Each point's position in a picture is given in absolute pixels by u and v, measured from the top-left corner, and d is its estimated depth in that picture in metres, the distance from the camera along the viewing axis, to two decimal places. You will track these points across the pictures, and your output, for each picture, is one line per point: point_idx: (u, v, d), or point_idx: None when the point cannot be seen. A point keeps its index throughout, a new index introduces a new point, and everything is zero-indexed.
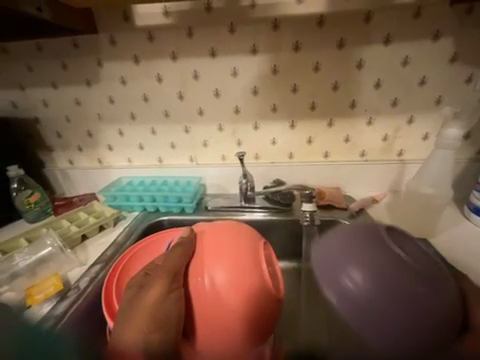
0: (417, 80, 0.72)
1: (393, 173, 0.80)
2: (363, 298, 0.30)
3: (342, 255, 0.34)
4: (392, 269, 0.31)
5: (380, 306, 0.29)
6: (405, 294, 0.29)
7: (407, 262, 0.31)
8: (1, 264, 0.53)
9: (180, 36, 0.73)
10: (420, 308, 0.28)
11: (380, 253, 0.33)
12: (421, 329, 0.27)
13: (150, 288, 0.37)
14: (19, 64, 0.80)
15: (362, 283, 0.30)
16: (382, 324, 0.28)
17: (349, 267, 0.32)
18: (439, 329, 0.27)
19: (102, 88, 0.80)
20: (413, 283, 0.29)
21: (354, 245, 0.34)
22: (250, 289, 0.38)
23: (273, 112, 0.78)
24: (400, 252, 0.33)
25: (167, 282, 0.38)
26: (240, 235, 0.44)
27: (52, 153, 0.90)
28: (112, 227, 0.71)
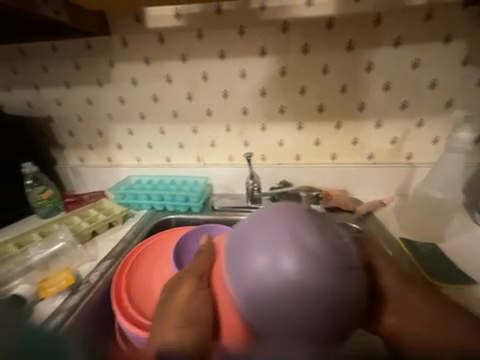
0: (428, 83, 0.71)
1: (401, 176, 0.79)
2: (288, 284, 0.32)
3: (277, 240, 0.35)
4: (301, 264, 0.33)
5: (280, 292, 0.32)
6: (305, 281, 0.32)
7: (324, 254, 0.33)
8: (16, 257, 0.55)
9: (190, 38, 0.74)
10: (312, 298, 0.32)
11: (316, 242, 0.34)
12: (325, 316, 0.32)
13: (180, 288, 0.40)
14: (35, 64, 0.83)
15: (293, 271, 0.32)
16: (279, 306, 0.32)
17: (282, 252, 0.34)
18: (324, 315, 0.32)
19: (114, 89, 0.82)
20: (314, 277, 0.32)
21: (296, 229, 0.35)
22: (267, 287, 0.33)
23: (280, 113, 0.79)
24: (317, 244, 0.34)
25: (195, 283, 0.40)
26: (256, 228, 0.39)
27: (64, 151, 0.93)
28: (121, 224, 0.72)
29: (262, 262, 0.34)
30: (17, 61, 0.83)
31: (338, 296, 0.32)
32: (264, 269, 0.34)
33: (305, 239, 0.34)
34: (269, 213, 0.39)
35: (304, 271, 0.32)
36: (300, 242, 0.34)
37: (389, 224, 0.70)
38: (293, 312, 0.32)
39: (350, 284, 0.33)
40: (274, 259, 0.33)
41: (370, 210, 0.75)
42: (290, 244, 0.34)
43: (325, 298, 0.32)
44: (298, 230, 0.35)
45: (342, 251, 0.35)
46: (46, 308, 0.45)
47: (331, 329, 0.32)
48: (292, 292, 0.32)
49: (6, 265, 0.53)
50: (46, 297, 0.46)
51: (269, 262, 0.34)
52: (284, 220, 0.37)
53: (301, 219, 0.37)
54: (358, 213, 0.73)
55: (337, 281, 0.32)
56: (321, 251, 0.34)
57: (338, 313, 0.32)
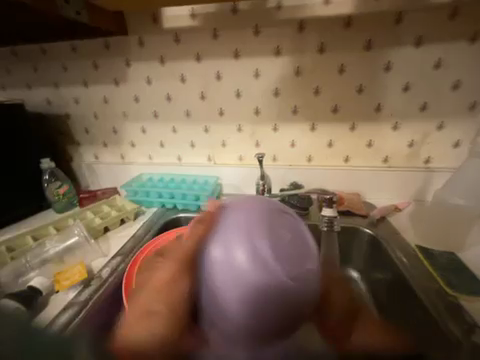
0: (450, 84, 0.68)
1: (418, 181, 0.76)
2: (238, 277, 0.32)
3: (233, 234, 0.35)
4: (254, 260, 0.32)
5: (232, 285, 0.32)
6: (256, 278, 0.32)
7: (278, 254, 0.33)
8: (33, 250, 0.57)
9: (205, 38, 0.75)
10: (261, 296, 0.31)
11: (272, 237, 0.35)
12: (275, 316, 0.31)
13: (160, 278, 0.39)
14: (55, 63, 0.85)
15: (242, 263, 0.33)
16: (228, 299, 0.32)
17: (235, 245, 0.34)
18: (271, 315, 0.31)
19: (129, 88, 0.84)
20: (266, 275, 0.32)
21: (255, 223, 0.36)
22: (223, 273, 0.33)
23: (293, 114, 0.78)
24: (275, 244, 0.34)
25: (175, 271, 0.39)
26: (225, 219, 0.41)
27: (79, 148, 0.95)
28: (132, 221, 0.74)
29: (217, 252, 0.35)
30: (39, 60, 0.86)
31: (289, 295, 0.31)
32: (218, 260, 0.34)
33: (262, 233, 0.35)
34: (235, 206, 0.40)
35: (255, 268, 0.32)
36: (255, 236, 0.34)
37: (404, 230, 0.68)
38: (238, 309, 0.31)
39: (302, 283, 0.32)
40: (226, 250, 0.34)
41: (385, 215, 0.73)
42: (246, 237, 0.34)
43: (273, 295, 0.31)
44: (257, 224, 0.36)
45: (299, 248, 0.35)
46: (60, 301, 0.46)
47: (279, 327, 0.31)
48: (241, 286, 0.32)
49: (24, 257, 0.54)
50: (60, 290, 0.48)
51: (224, 253, 0.34)
52: (248, 214, 0.37)
53: (264, 214, 0.38)
54: (372, 218, 0.71)
55: (288, 277, 0.32)
56: (276, 247, 0.34)
57: (289, 314, 0.32)
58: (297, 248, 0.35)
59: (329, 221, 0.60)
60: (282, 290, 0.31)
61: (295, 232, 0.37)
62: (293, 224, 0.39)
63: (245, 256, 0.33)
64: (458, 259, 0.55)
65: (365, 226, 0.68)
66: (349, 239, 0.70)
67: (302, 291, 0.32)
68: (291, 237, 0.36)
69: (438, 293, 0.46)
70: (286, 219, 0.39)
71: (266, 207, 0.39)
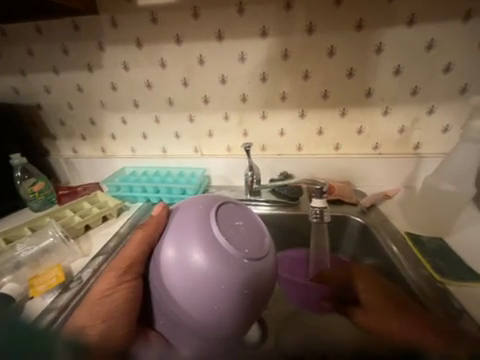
0: (442, 66, 0.66)
1: (407, 167, 0.75)
2: (196, 275, 0.35)
3: (193, 235, 0.37)
4: (213, 261, 0.35)
5: (190, 285, 0.35)
6: (210, 278, 0.35)
7: (236, 254, 0.36)
8: (4, 254, 0.52)
9: (185, 17, 0.68)
10: (216, 294, 0.35)
11: (226, 231, 0.38)
12: (228, 312, 0.35)
13: (105, 281, 0.39)
14: (19, 47, 0.77)
15: (200, 266, 0.35)
16: (185, 297, 0.35)
17: (194, 248, 0.36)
18: (225, 309, 0.35)
19: (105, 74, 0.77)
20: (221, 275, 0.35)
21: (209, 224, 0.38)
22: (185, 273, 0.35)
23: (282, 100, 0.74)
24: (232, 246, 0.37)
25: (117, 275, 0.39)
26: (185, 215, 0.40)
27: (55, 141, 0.89)
28: (115, 217, 0.70)
29: (173, 253, 0.37)
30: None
31: (244, 284, 0.36)
32: (175, 261, 0.36)
33: (213, 232, 0.37)
34: (192, 205, 0.42)
35: (212, 268, 0.35)
36: (209, 234, 0.37)
37: (394, 217, 0.67)
38: (194, 307, 0.35)
39: (255, 269, 0.37)
40: (185, 251, 0.36)
41: (374, 202, 0.72)
42: (200, 236, 0.37)
43: (230, 285, 0.35)
44: (209, 222, 0.38)
45: (253, 236, 0.41)
46: (35, 307, 0.43)
47: (232, 320, 0.36)
48: (200, 283, 0.35)
49: None
50: (35, 296, 0.44)
51: (180, 254, 0.36)
52: (198, 214, 0.39)
53: (214, 212, 0.40)
54: (363, 206, 0.71)
55: (242, 267, 0.36)
56: (229, 241, 0.37)
57: (241, 309, 0.36)
58: (253, 235, 0.41)
59: (320, 211, 0.58)
60: (234, 287, 0.35)
61: (250, 218, 0.44)
62: (247, 209, 0.45)
63: (204, 257, 0.35)
64: (446, 245, 0.55)
65: (355, 214, 0.68)
66: (340, 227, 0.69)
67: (256, 276, 0.37)
68: (245, 227, 0.41)
69: (428, 280, 0.46)
70: (240, 209, 0.44)
71: (225, 203, 0.43)
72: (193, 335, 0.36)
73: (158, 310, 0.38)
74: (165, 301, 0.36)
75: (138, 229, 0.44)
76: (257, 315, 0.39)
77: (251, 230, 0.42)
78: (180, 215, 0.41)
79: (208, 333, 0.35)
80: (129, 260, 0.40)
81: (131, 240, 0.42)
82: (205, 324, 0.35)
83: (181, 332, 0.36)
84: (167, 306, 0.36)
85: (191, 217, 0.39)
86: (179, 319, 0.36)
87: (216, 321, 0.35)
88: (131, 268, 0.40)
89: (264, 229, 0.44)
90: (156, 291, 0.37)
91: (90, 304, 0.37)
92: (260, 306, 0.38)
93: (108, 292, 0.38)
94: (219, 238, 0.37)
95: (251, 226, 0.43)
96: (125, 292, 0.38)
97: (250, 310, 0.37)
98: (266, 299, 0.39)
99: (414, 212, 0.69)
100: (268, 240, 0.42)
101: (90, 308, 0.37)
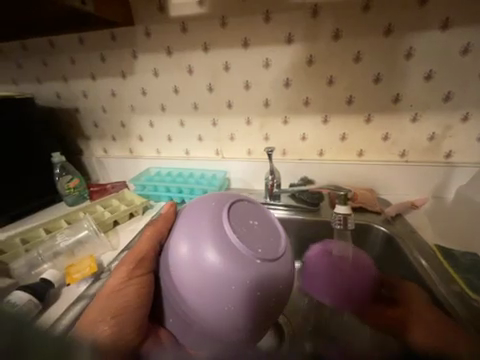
0: (478, 71, 0.62)
1: (437, 176, 0.71)
2: (210, 273, 0.35)
3: (206, 234, 0.37)
4: (225, 261, 0.35)
5: (202, 283, 0.35)
6: (222, 278, 0.35)
7: (249, 255, 0.36)
8: (45, 243, 0.58)
9: (213, 26, 0.72)
10: (228, 294, 0.35)
11: (238, 231, 0.39)
12: (240, 312, 0.36)
13: (116, 277, 0.41)
14: (63, 56, 0.85)
15: (213, 265, 0.35)
16: (197, 295, 0.36)
17: (207, 246, 0.36)
18: (236, 310, 0.35)
19: (136, 80, 0.82)
20: (233, 276, 0.35)
21: (223, 223, 0.39)
22: (198, 271, 0.36)
23: (305, 106, 0.74)
24: (245, 246, 0.37)
25: (129, 270, 0.41)
26: (198, 213, 0.41)
27: (89, 142, 0.96)
28: (141, 214, 0.74)
29: (186, 251, 0.37)
30: (47, 53, 0.86)
31: (257, 285, 0.36)
32: (189, 258, 0.37)
33: (226, 231, 0.38)
34: (205, 203, 0.42)
35: (224, 268, 0.35)
36: (222, 232, 0.37)
37: (421, 229, 0.64)
38: (206, 306, 0.35)
39: (268, 271, 0.37)
40: (198, 249, 0.36)
41: (400, 212, 0.69)
42: (214, 234, 0.37)
43: (242, 286, 0.35)
44: (222, 221, 0.39)
45: (266, 236, 0.41)
46: (71, 293, 0.47)
47: (245, 321, 0.36)
48: (213, 281, 0.35)
49: (36, 250, 0.55)
50: (72, 283, 0.48)
51: (193, 252, 0.37)
52: (212, 213, 0.40)
53: (227, 211, 0.41)
54: (387, 215, 0.68)
55: (254, 269, 0.36)
56: (242, 240, 0.38)
57: (254, 310, 0.36)
58: (267, 236, 0.41)
59: (344, 218, 0.56)
60: (246, 288, 0.35)
61: (263, 218, 0.45)
62: (260, 209, 0.46)
63: (217, 256, 0.36)
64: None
65: (379, 223, 0.66)
66: (362, 236, 0.67)
67: (269, 277, 0.37)
68: (258, 226, 0.42)
69: (460, 297, 0.44)
70: (253, 210, 0.45)
71: (238, 203, 0.44)
72: (205, 332, 0.37)
73: (174, 306, 0.39)
74: (179, 298, 0.37)
75: (147, 228, 0.48)
76: (271, 317, 0.39)
77: (265, 230, 0.42)
78: (193, 213, 0.42)
79: (221, 331, 0.36)
80: (139, 256, 0.42)
81: (140, 237, 0.46)
82: (218, 323, 0.36)
83: (195, 329, 0.37)
84: (181, 303, 0.37)
85: (204, 216, 0.40)
86: (193, 316, 0.36)
87: (229, 320, 0.35)
88: (141, 263, 0.42)
89: (277, 230, 0.44)
90: (170, 287, 0.38)
91: (102, 299, 0.39)
92: (275, 308, 0.38)
93: (120, 287, 0.40)
94: (232, 237, 0.37)
95: (264, 227, 0.43)
96: (135, 286, 0.40)
97: (263, 312, 0.37)
98: (280, 302, 0.39)
99: (443, 224, 0.65)
100: (282, 240, 0.43)
101: (102, 303, 0.38)
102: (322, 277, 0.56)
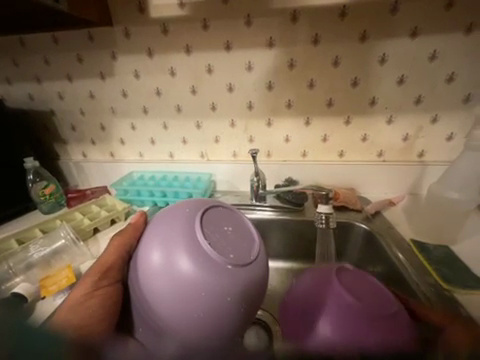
0: (445, 76, 0.67)
1: (412, 174, 0.76)
2: (181, 281, 0.35)
3: (178, 241, 0.37)
4: (197, 268, 0.35)
5: (173, 291, 0.35)
6: (193, 284, 0.35)
7: (221, 260, 0.36)
8: (17, 254, 0.54)
9: (195, 29, 0.71)
10: (199, 301, 0.35)
11: (211, 237, 0.39)
12: (211, 321, 0.35)
13: (80, 286, 0.39)
14: (36, 56, 0.81)
15: (184, 272, 0.35)
16: (168, 303, 0.35)
17: (180, 254, 0.36)
18: (207, 318, 0.35)
19: (116, 82, 0.80)
20: (204, 282, 0.35)
21: (196, 230, 0.38)
22: (169, 280, 0.35)
23: (287, 108, 0.76)
24: (217, 253, 0.37)
25: (96, 280, 0.40)
26: (169, 219, 0.41)
27: (66, 145, 0.91)
28: (123, 220, 0.71)
29: (157, 259, 0.36)
30: (17, 53, 0.81)
31: (228, 291, 0.36)
32: (159, 267, 0.36)
33: (199, 237, 0.38)
34: (178, 210, 0.42)
35: (195, 275, 0.35)
36: (194, 239, 0.37)
37: (399, 225, 0.68)
38: (177, 315, 0.35)
39: (240, 276, 0.37)
40: (169, 256, 0.36)
41: (379, 209, 0.73)
42: (186, 241, 0.37)
43: (212, 292, 0.35)
44: (195, 228, 0.39)
45: (239, 242, 0.41)
46: (46, 307, 0.44)
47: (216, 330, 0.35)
48: (185, 289, 0.34)
49: (7, 263, 0.51)
50: (47, 296, 0.46)
51: (164, 260, 0.36)
52: (185, 220, 0.40)
53: (200, 218, 0.41)
54: (368, 213, 0.71)
55: (226, 275, 0.36)
56: (215, 246, 0.38)
57: (225, 318, 0.35)
58: (240, 241, 0.42)
59: (326, 217, 0.58)
60: (218, 295, 0.35)
61: (237, 224, 0.45)
62: (234, 215, 0.47)
63: (188, 263, 0.35)
64: (453, 253, 0.55)
65: (360, 221, 0.68)
66: (345, 234, 0.70)
67: (241, 282, 0.37)
68: (232, 233, 0.42)
69: (433, 287, 0.46)
70: (228, 216, 0.45)
71: (212, 209, 0.44)
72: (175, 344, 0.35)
73: (144, 319, 0.37)
74: (150, 309, 0.36)
75: (114, 237, 0.46)
76: (244, 324, 0.38)
77: (239, 236, 0.43)
78: (165, 219, 0.41)
79: (194, 342, 0.35)
80: (105, 266, 0.41)
81: (107, 248, 0.44)
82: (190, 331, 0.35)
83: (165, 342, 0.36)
84: (151, 315, 0.36)
85: (177, 222, 0.39)
86: (164, 327, 0.35)
87: (201, 330, 0.35)
88: (108, 273, 0.41)
89: (252, 235, 0.45)
90: (140, 297, 0.37)
91: (70, 308, 0.36)
92: (247, 314, 0.38)
93: (84, 299, 0.38)
94: (203, 243, 0.37)
95: (238, 233, 0.43)
96: (102, 296, 0.38)
97: (236, 319, 0.36)
98: (252, 309, 0.39)
99: (418, 220, 0.69)
100: (255, 244, 0.43)
101: (69, 313, 0.35)
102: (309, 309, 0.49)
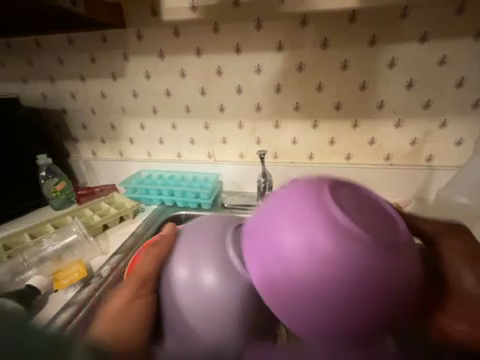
0: (455, 80, 0.67)
1: (419, 178, 0.76)
2: (208, 299, 0.33)
3: (207, 256, 0.35)
4: (225, 285, 0.33)
5: (199, 307, 0.33)
6: (221, 302, 0.33)
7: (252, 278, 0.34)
8: (31, 248, 0.55)
9: (206, 31, 0.73)
10: (227, 321, 0.33)
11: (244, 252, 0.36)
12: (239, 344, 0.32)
13: (117, 295, 0.37)
14: (51, 56, 0.83)
15: (212, 289, 0.33)
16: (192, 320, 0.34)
17: (208, 269, 0.34)
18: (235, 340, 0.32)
19: (128, 82, 0.82)
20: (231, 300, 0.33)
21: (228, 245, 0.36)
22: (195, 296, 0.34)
23: (295, 110, 0.76)
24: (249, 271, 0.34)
25: (134, 289, 0.37)
26: (200, 230, 0.39)
27: (76, 144, 0.93)
28: (131, 218, 0.73)
29: (184, 272, 0.35)
30: (33, 53, 0.84)
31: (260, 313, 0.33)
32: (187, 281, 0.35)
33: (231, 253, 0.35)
34: (210, 222, 0.40)
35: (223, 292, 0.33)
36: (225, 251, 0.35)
37: None
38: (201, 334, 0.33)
39: None
40: (197, 271, 0.35)
41: None
42: (216, 257, 0.35)
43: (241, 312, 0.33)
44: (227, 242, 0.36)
45: None
46: (58, 300, 0.46)
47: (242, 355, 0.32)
48: (212, 307, 0.33)
49: (21, 256, 0.53)
50: (59, 289, 0.47)
51: (191, 274, 0.35)
52: (217, 232, 0.38)
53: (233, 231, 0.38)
54: None
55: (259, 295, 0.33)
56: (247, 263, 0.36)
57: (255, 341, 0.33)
58: None
59: None
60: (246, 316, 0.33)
61: None
62: None
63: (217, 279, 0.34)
64: None
65: None
66: None
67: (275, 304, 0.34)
68: None
69: None
70: None
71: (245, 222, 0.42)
72: None
73: None
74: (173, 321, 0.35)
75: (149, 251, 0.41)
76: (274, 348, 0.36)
77: None
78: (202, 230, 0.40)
79: None
80: (143, 275, 0.38)
81: (144, 254, 0.40)
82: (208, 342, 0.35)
83: None
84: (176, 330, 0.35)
85: (208, 234, 0.38)
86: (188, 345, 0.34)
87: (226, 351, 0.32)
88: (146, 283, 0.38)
89: None
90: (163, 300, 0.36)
91: (107, 317, 0.33)
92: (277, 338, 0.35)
93: (122, 308, 0.35)
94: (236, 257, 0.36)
95: None
96: (140, 307, 0.35)
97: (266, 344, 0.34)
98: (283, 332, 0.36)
99: None
100: None
101: (106, 322, 0.32)
102: (290, 259, 0.26)
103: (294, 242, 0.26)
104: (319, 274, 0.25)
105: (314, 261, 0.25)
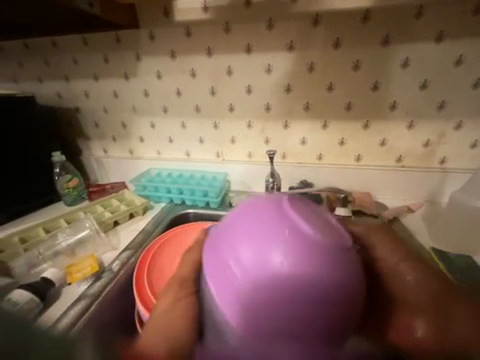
0: (471, 81, 0.65)
1: (432, 181, 0.74)
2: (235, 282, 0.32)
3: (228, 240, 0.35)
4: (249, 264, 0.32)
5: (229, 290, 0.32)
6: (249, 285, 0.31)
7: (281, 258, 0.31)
8: (46, 241, 0.57)
9: (217, 32, 0.73)
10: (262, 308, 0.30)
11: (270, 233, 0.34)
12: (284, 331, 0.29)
13: (161, 300, 0.37)
14: (66, 56, 0.85)
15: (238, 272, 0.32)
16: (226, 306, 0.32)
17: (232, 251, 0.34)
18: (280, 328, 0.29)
19: (139, 82, 0.83)
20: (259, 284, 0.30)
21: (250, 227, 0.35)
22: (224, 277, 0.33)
23: (305, 111, 0.76)
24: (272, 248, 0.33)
25: (175, 292, 0.38)
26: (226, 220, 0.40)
27: (88, 142, 0.96)
28: (141, 215, 0.74)
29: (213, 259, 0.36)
30: (50, 53, 0.86)
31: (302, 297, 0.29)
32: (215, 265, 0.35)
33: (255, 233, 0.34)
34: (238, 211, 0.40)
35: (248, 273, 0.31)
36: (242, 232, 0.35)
37: (418, 232, 0.66)
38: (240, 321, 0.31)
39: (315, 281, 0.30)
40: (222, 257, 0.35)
41: (396, 215, 0.71)
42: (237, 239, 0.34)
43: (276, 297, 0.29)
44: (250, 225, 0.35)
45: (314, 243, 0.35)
46: (71, 293, 0.47)
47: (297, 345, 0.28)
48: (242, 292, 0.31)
49: (37, 249, 0.55)
50: (72, 282, 0.49)
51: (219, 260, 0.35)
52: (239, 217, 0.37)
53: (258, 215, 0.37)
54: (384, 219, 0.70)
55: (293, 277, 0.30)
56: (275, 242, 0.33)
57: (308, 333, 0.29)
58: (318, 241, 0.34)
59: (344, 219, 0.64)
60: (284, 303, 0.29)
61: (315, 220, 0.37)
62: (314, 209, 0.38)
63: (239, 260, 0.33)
64: (475, 263, 0.54)
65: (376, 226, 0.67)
66: None
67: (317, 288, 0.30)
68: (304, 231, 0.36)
69: None
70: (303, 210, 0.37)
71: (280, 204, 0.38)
72: None
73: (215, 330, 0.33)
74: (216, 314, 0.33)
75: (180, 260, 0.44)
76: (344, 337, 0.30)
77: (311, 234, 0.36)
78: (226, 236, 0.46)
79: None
80: (181, 277, 0.40)
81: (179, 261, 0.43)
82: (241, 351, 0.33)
83: None
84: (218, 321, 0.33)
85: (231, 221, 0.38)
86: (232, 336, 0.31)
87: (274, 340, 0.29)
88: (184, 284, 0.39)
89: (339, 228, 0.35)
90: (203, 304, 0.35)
91: (156, 319, 0.33)
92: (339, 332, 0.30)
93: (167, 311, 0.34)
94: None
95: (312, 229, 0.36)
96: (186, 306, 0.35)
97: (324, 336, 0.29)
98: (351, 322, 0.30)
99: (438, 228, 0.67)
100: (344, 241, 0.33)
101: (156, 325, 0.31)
102: (258, 279, 0.30)
103: (257, 263, 0.31)
104: (282, 293, 0.29)
105: (275, 281, 0.29)
